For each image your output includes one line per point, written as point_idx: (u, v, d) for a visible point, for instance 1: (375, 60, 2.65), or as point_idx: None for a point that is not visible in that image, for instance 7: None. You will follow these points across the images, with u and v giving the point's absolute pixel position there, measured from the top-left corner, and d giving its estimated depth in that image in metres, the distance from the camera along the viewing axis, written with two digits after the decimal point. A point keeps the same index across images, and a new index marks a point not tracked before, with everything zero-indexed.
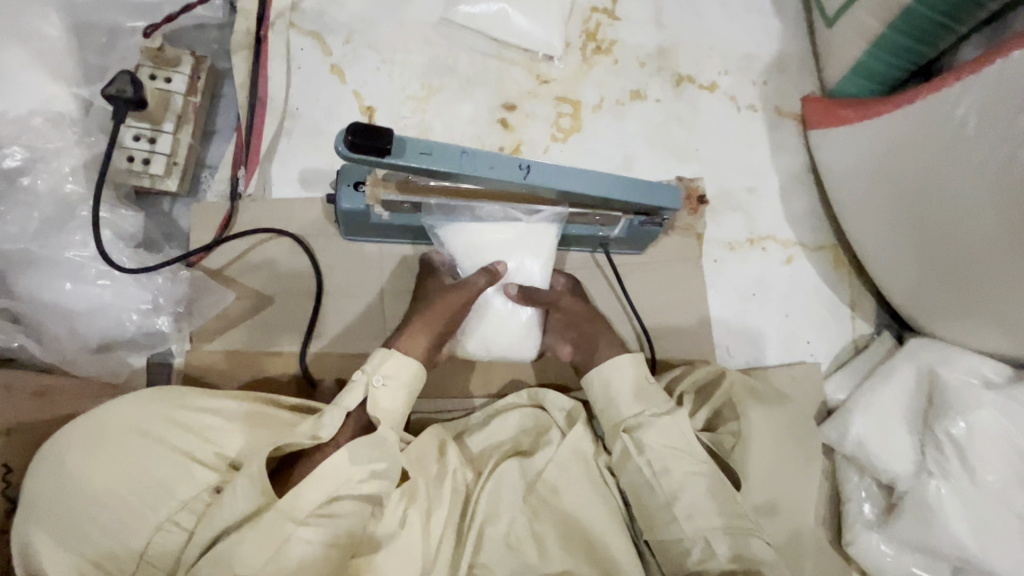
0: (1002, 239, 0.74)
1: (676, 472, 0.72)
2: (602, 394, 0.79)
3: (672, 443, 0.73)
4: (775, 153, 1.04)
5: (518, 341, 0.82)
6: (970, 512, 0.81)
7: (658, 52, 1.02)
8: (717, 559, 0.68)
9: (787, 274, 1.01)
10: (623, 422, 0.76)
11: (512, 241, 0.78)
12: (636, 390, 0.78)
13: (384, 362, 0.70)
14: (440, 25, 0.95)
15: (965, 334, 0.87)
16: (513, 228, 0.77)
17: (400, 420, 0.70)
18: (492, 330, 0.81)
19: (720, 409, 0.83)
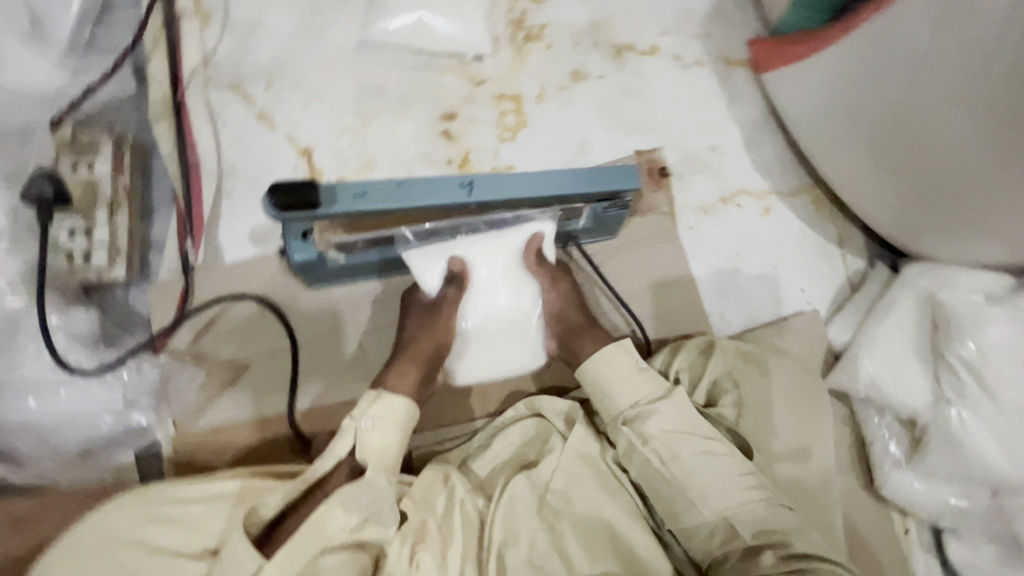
0: (976, 145, 0.70)
1: (693, 462, 0.69)
2: (594, 389, 0.76)
3: (678, 428, 0.71)
4: (732, 104, 1.00)
5: (530, 329, 0.77)
6: (998, 434, 0.78)
7: (591, 27, 0.98)
8: (742, 539, 0.66)
9: (767, 226, 0.97)
10: (621, 415, 0.73)
11: (484, 243, 0.74)
12: (629, 379, 0.74)
13: (373, 404, 0.68)
14: (361, 48, 0.91)
15: (967, 254, 0.82)
16: (485, 238, 0.74)
17: (394, 462, 0.67)
18: (495, 313, 0.76)
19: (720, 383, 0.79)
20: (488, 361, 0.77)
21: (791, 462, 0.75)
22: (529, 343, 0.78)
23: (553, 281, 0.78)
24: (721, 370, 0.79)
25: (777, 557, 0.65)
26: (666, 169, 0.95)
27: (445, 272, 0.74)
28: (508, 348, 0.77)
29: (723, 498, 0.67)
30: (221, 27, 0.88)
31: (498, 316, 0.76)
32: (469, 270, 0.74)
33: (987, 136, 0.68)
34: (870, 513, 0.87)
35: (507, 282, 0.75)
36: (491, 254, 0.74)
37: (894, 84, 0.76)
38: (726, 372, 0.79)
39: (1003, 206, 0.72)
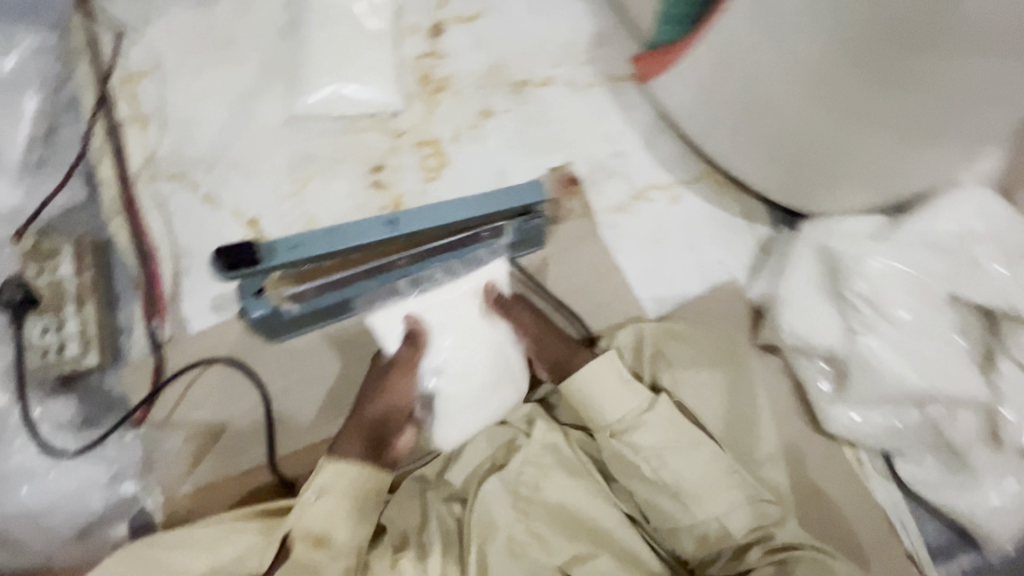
0: (819, 109, 0.84)
1: (682, 472, 0.76)
2: (580, 401, 0.81)
3: (666, 437, 0.77)
4: (627, 113, 1.12)
5: (503, 366, 0.85)
6: (904, 353, 0.87)
7: (490, 71, 1.11)
8: (733, 536, 0.73)
9: (678, 212, 1.08)
10: (611, 428, 0.79)
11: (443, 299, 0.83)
12: (615, 394, 0.80)
13: (320, 472, 0.71)
14: (289, 123, 1.02)
15: (844, 200, 0.95)
16: (444, 291, 0.83)
17: (337, 540, 0.68)
18: (464, 357, 0.83)
19: (652, 358, 0.93)
20: (460, 412, 0.84)
21: (770, 467, 0.89)
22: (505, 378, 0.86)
23: (528, 324, 0.85)
24: (650, 347, 0.94)
25: (763, 551, 0.72)
26: (577, 179, 1.06)
27: (403, 332, 0.81)
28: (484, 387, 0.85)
29: (713, 501, 0.74)
30: (159, 127, 0.99)
31: (468, 360, 0.83)
32: (423, 325, 0.81)
33: (823, 100, 0.82)
34: (815, 450, 0.96)
35: (472, 331, 0.84)
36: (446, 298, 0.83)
37: (742, 73, 0.90)
38: (655, 349, 0.93)
39: (857, 151, 0.85)
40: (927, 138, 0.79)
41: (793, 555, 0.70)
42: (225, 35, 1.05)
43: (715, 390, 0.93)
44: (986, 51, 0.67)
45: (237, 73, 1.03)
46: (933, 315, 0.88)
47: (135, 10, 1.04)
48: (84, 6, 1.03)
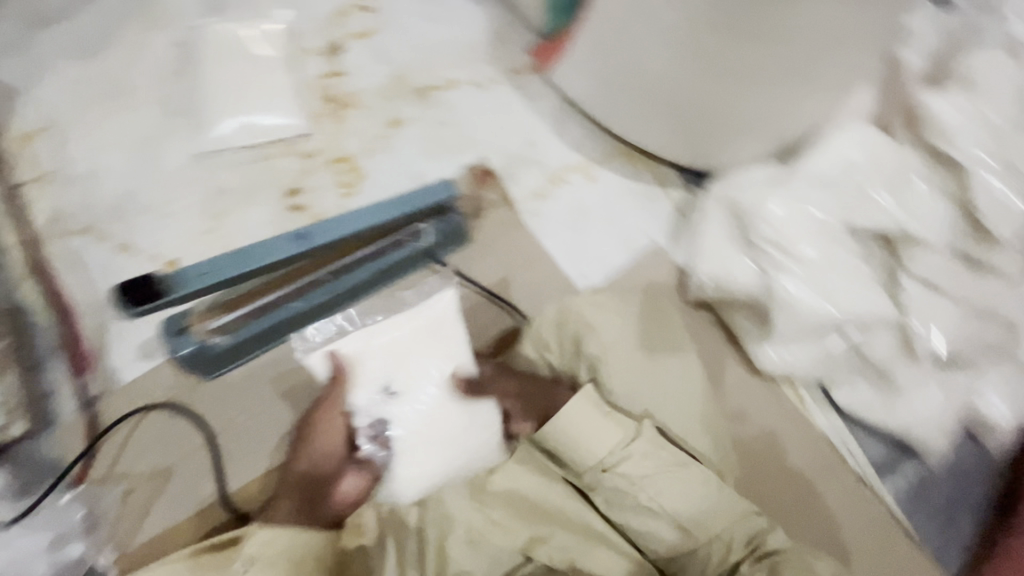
0: (699, 71, 0.89)
1: (680, 498, 0.75)
2: (567, 441, 0.80)
3: (658, 464, 0.77)
4: (533, 103, 1.16)
5: (474, 438, 0.86)
6: (818, 287, 0.92)
7: (393, 81, 1.13)
8: (733, 552, 0.72)
9: (596, 190, 1.12)
10: (602, 463, 0.78)
11: (404, 348, 0.85)
12: (600, 427, 0.79)
13: (251, 541, 0.70)
14: (196, 159, 1.02)
15: (737, 148, 1.02)
16: (406, 343, 0.85)
17: None
18: (427, 426, 0.84)
19: (576, 336, 0.90)
20: (429, 462, 0.84)
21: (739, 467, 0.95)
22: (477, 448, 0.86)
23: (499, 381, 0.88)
24: (575, 325, 0.90)
25: (754, 560, 0.71)
26: (492, 171, 1.09)
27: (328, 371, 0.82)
28: (449, 458, 0.84)
29: (709, 521, 0.73)
30: (60, 183, 0.97)
31: (427, 421, 0.84)
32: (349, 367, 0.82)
33: (700, 62, 0.87)
34: (754, 392, 1.01)
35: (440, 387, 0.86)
36: (398, 338, 0.85)
37: (624, 48, 0.94)
38: (580, 327, 0.90)
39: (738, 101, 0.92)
40: (793, 79, 0.86)
41: (779, 555, 0.70)
42: (118, 82, 1.04)
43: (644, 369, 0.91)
44: None
45: (136, 118, 1.02)
46: (838, 246, 0.93)
47: (18, 69, 1.02)
48: None
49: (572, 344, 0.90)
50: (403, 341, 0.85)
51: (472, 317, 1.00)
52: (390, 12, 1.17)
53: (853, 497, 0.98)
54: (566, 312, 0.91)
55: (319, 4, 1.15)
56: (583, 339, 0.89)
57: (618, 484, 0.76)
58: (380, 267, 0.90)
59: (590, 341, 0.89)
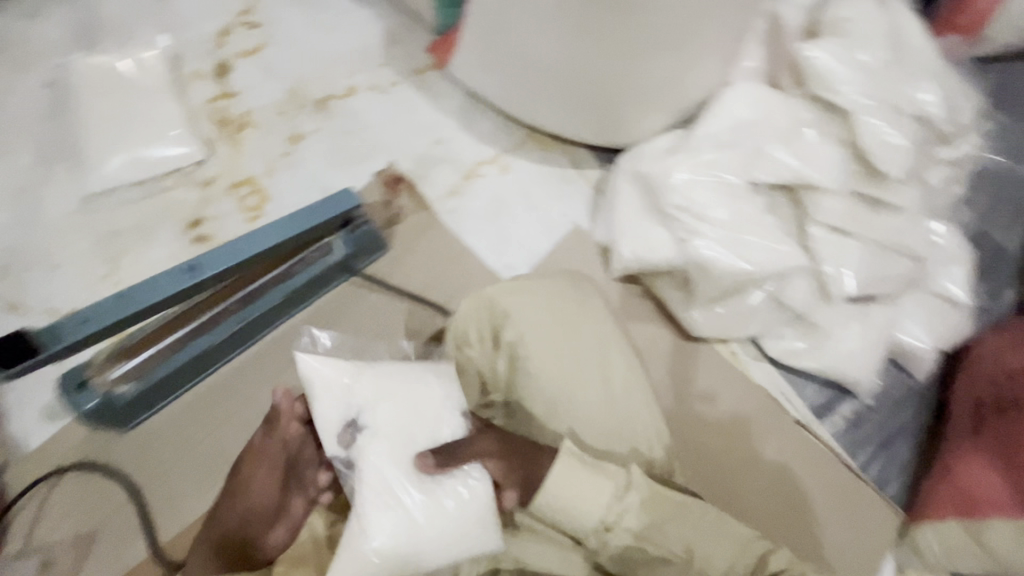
0: (587, 47, 0.88)
1: (681, 536, 0.71)
2: (556, 507, 0.70)
3: (657, 512, 0.71)
4: (437, 100, 1.14)
5: (456, 522, 0.65)
6: (732, 245, 0.93)
7: (289, 95, 1.09)
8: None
9: (511, 179, 1.11)
10: (602, 525, 0.70)
11: (387, 391, 0.68)
12: (589, 483, 0.70)
13: None
14: (84, 203, 0.96)
15: (642, 118, 1.02)
16: (391, 387, 0.68)
17: None
18: (392, 513, 0.63)
19: (494, 328, 0.87)
20: (393, 539, 0.63)
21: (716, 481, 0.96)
22: (453, 538, 0.65)
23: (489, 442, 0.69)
24: (490, 317, 0.88)
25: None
26: (402, 176, 1.07)
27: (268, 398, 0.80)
28: (421, 549, 0.64)
29: (715, 556, 0.70)
30: None
31: (393, 498, 0.64)
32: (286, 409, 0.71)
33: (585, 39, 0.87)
34: (690, 357, 1.03)
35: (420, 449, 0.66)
36: (384, 385, 0.68)
37: (512, 35, 0.94)
38: (496, 317, 0.87)
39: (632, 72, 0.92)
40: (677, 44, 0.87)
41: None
42: None
43: (583, 368, 0.84)
44: None
45: (13, 168, 0.96)
46: (745, 203, 0.95)
47: None
48: None
49: (492, 338, 0.88)
50: (388, 385, 0.68)
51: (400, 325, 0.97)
52: (277, 26, 1.14)
53: (793, 436, 1.01)
54: (480, 305, 0.88)
55: (201, 28, 1.11)
56: (500, 330, 0.86)
57: (625, 540, 0.71)
58: (293, 287, 0.90)
59: (505, 332, 0.85)
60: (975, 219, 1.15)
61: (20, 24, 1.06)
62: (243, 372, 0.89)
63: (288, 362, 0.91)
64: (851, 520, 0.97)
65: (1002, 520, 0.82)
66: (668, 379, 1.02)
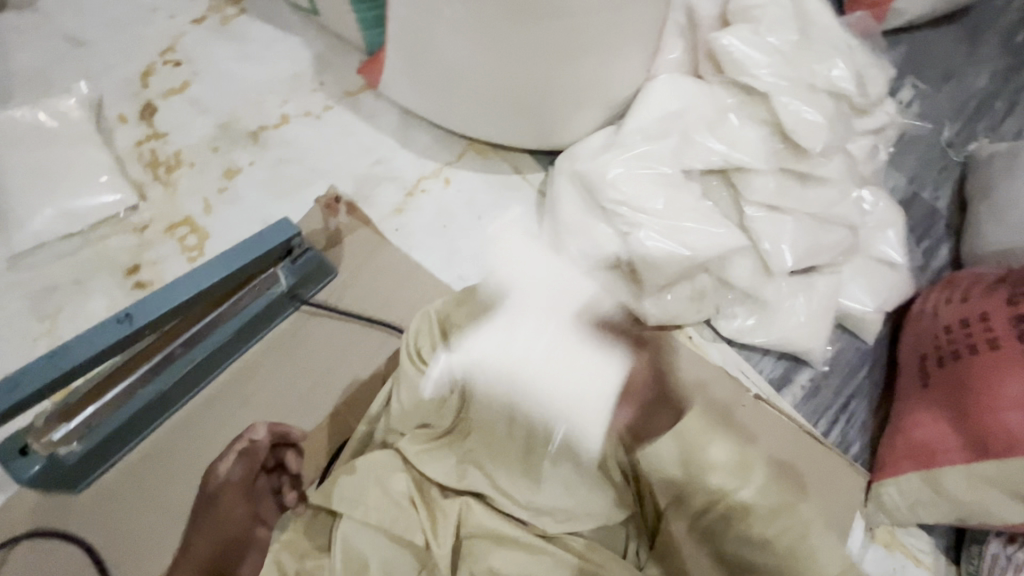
0: (509, 54, 0.89)
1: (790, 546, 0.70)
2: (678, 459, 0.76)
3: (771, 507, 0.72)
4: (373, 120, 1.14)
5: (586, 376, 0.86)
6: (671, 233, 0.96)
7: (220, 130, 1.08)
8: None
9: (456, 191, 1.12)
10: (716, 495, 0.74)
11: (557, 265, 1.01)
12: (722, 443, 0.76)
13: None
14: (15, 261, 0.94)
15: (574, 119, 1.04)
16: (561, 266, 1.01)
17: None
18: (514, 339, 0.86)
19: (443, 334, 0.86)
20: (530, 337, 0.87)
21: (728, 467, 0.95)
22: (557, 392, 0.84)
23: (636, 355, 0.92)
24: (440, 325, 0.87)
25: None
26: (343, 200, 1.06)
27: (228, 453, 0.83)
28: (535, 386, 0.84)
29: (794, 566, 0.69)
30: None
31: (541, 320, 0.90)
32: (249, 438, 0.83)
33: (506, 47, 0.88)
34: None
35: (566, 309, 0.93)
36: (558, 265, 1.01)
37: (435, 51, 0.95)
38: (446, 323, 0.87)
39: (557, 76, 0.93)
40: (595, 44, 0.89)
41: None
42: None
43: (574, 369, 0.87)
44: None
45: None
46: (681, 191, 0.98)
47: None
48: None
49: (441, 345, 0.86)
50: (564, 276, 0.99)
51: (354, 348, 0.96)
52: (201, 62, 1.12)
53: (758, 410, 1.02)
54: (429, 315, 0.87)
55: (123, 70, 1.09)
56: (451, 335, 0.85)
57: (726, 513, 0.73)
58: (239, 323, 0.88)
59: (455, 336, 0.85)
60: (906, 183, 1.20)
61: None
62: (199, 413, 0.88)
63: (242, 399, 0.90)
64: (832, 483, 0.99)
65: (952, 464, 0.85)
66: None
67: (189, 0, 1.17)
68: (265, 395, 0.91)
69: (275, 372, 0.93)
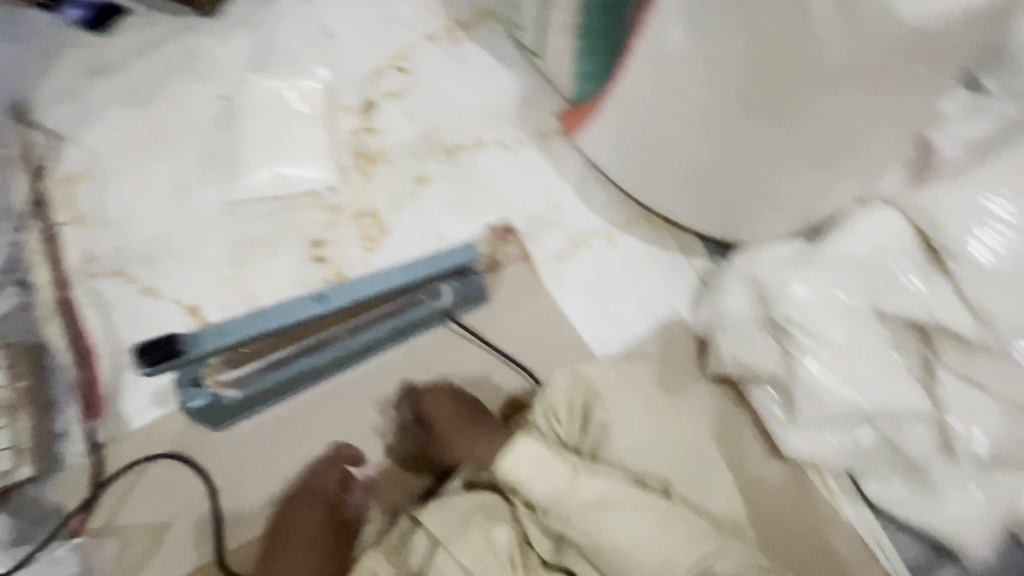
0: (732, 148, 0.87)
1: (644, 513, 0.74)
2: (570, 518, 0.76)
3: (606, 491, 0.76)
4: (557, 166, 1.17)
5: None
6: (842, 372, 0.89)
7: (422, 139, 1.16)
8: None
9: (617, 255, 1.11)
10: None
11: None
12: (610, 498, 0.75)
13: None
14: (226, 208, 1.05)
15: (767, 225, 1.00)
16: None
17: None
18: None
19: (586, 404, 0.88)
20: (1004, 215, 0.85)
21: None
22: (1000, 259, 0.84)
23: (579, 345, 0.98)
24: (584, 394, 0.88)
25: None
26: (513, 235, 1.10)
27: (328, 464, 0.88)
28: None
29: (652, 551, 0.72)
30: (95, 224, 1.01)
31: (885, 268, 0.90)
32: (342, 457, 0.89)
33: (733, 141, 0.86)
34: (773, 473, 0.98)
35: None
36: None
37: (650, 124, 0.96)
38: (591, 392, 0.88)
39: (770, 181, 0.90)
40: (829, 161, 0.84)
41: None
42: (163, 131, 1.09)
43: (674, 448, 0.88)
44: (857, 86, 0.71)
45: (174, 165, 1.07)
46: (865, 330, 0.90)
47: (70, 115, 1.08)
48: (17, 117, 1.07)
49: (580, 414, 0.88)
50: None
51: (485, 382, 0.99)
52: (424, 74, 1.22)
53: (550, 491, 0.75)
54: (577, 378, 0.89)
55: (359, 66, 1.21)
56: (591, 409, 0.87)
57: None
58: (395, 325, 0.92)
59: (597, 411, 0.86)
60: None
61: (206, 39, 1.18)
62: (335, 395, 0.93)
63: (374, 393, 0.94)
64: None
65: None
66: (760, 492, 0.97)
67: (429, 17, 1.27)
68: (395, 398, 0.95)
69: (409, 380, 0.96)
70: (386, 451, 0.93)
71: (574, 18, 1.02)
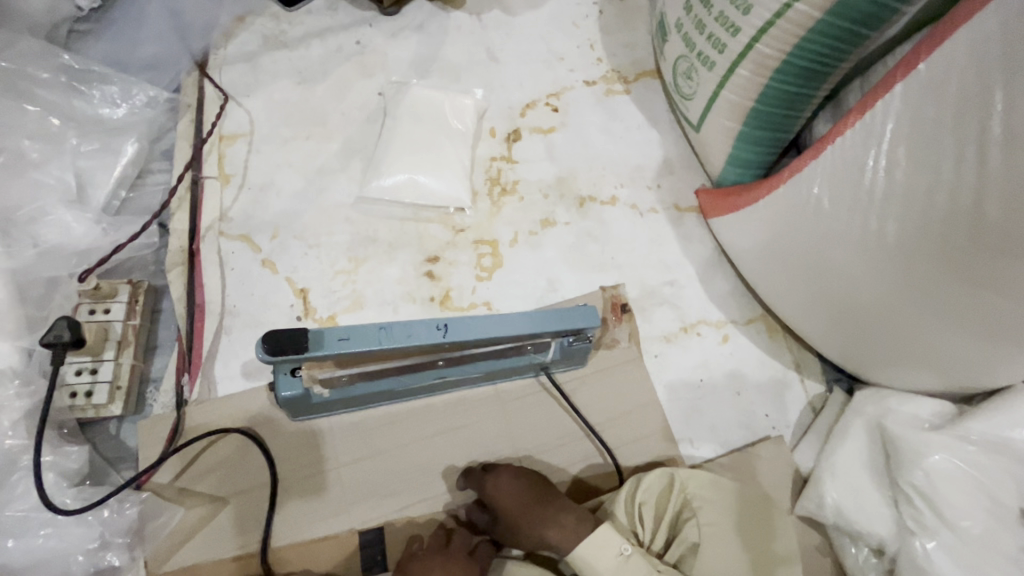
0: (902, 292, 0.78)
1: None
2: None
3: None
4: (685, 245, 1.12)
5: None
6: (966, 566, 0.79)
7: (557, 181, 1.14)
8: None
9: (727, 353, 1.04)
10: None
11: None
12: None
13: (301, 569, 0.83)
14: (357, 202, 1.06)
15: (908, 379, 0.90)
16: None
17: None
18: None
19: (677, 512, 0.84)
20: None
21: None
22: None
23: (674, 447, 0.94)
24: (678, 500, 0.85)
25: None
26: (628, 303, 1.05)
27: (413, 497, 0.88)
28: None
29: None
30: (238, 187, 1.05)
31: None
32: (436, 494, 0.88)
33: (908, 285, 0.77)
34: None
35: None
36: None
37: (808, 239, 0.88)
38: (685, 502, 0.84)
39: (930, 339, 0.81)
40: (1015, 343, 0.73)
41: None
42: (319, 114, 1.12)
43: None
44: None
45: (321, 149, 1.09)
46: (1004, 529, 0.80)
47: (241, 78, 1.13)
48: (198, 69, 1.13)
49: (670, 521, 0.84)
50: None
51: (563, 449, 0.94)
52: (574, 116, 1.21)
53: None
54: (673, 483, 0.85)
55: (513, 95, 1.21)
56: (684, 520, 0.83)
57: None
58: (493, 366, 0.89)
59: (689, 528, 0.81)
60: None
61: (381, 38, 1.21)
62: (411, 417, 0.91)
63: (451, 424, 0.92)
64: None
65: None
66: None
67: (592, 63, 1.26)
68: (471, 440, 0.91)
69: (489, 424, 0.93)
70: (447, 489, 0.89)
71: (749, 103, 0.97)
